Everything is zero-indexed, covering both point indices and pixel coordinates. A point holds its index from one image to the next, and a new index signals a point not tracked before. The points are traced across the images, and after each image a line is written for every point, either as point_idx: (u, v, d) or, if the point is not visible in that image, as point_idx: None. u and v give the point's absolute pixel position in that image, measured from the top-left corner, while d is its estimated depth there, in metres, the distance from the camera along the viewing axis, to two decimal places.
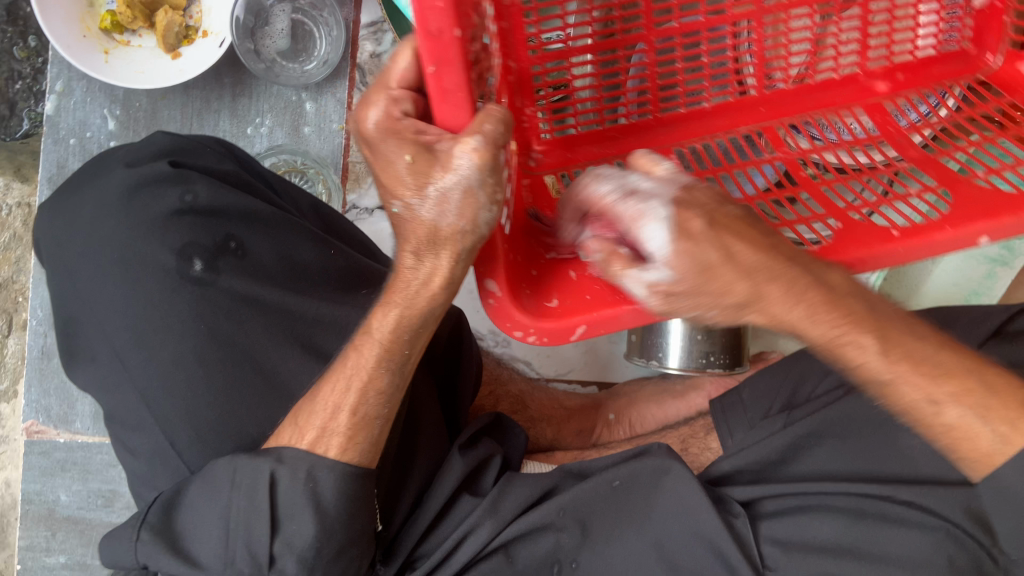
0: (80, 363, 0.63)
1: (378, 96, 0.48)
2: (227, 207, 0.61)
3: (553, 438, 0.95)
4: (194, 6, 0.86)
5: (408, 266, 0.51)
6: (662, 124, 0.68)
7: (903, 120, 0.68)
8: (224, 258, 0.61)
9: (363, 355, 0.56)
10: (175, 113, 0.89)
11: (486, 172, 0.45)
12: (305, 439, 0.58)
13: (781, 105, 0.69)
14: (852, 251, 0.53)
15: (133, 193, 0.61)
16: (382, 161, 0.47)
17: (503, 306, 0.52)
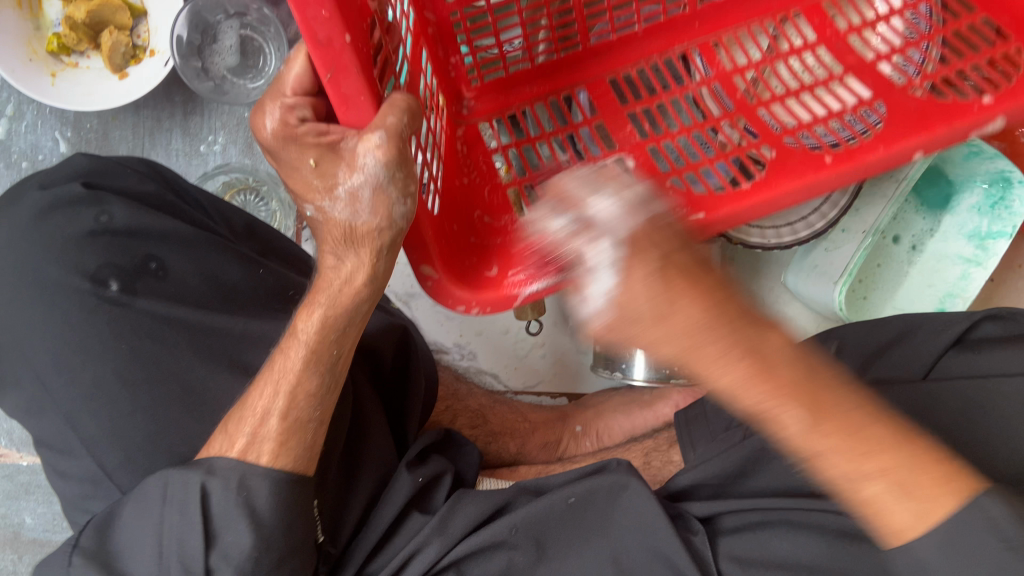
0: (7, 389, 0.61)
1: (274, 105, 0.46)
2: (147, 228, 0.62)
3: (517, 451, 0.93)
4: (142, 25, 0.85)
5: (329, 266, 0.52)
6: (600, 53, 0.73)
7: (844, 22, 0.72)
8: (143, 279, 0.61)
9: (290, 356, 0.56)
10: (127, 133, 0.88)
11: (395, 169, 0.45)
12: (235, 446, 0.55)
13: (716, 19, 0.74)
14: (783, 184, 0.61)
15: (45, 214, 0.61)
16: (289, 165, 0.47)
17: (441, 285, 0.58)
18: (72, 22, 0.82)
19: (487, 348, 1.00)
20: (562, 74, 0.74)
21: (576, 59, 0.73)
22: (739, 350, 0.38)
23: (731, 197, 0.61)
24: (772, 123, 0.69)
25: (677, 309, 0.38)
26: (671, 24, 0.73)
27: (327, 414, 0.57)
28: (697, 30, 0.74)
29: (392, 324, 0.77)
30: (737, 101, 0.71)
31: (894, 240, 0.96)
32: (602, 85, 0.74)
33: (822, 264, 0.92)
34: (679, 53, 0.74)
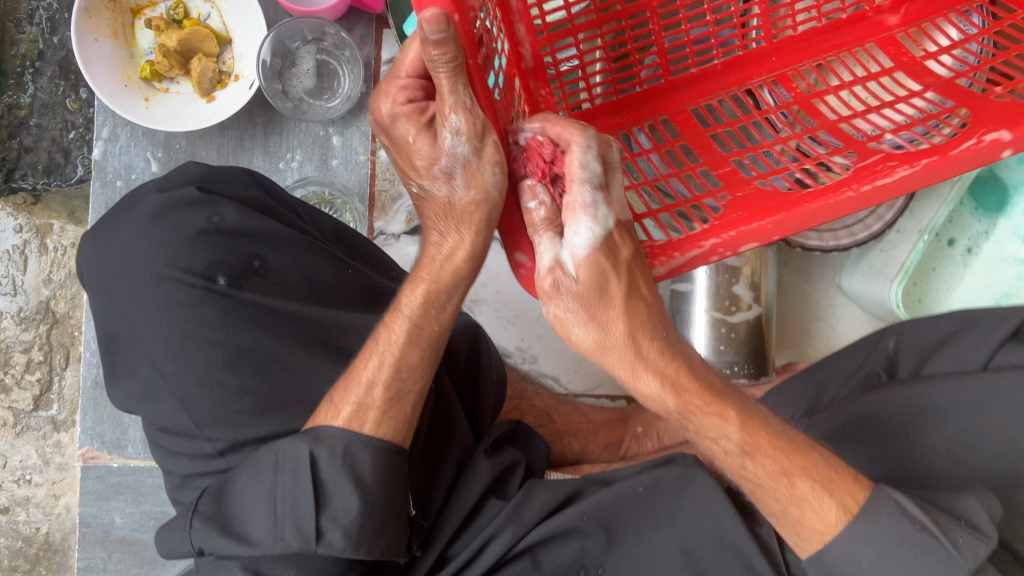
0: (119, 379, 0.68)
1: (392, 84, 0.52)
2: (253, 230, 0.68)
3: (580, 450, 0.96)
4: (227, 53, 0.91)
5: (433, 242, 0.57)
6: (683, 86, 0.76)
7: (918, 50, 0.76)
8: (247, 276, 0.67)
9: (393, 330, 0.60)
10: (212, 152, 0.95)
11: (474, 141, 0.50)
12: (342, 415, 0.59)
13: (792, 53, 0.77)
14: (876, 181, 0.59)
15: (164, 214, 0.67)
16: (396, 148, 0.53)
17: (535, 276, 0.55)
18: (165, 49, 0.88)
19: (548, 352, 1.05)
20: (644, 108, 0.76)
21: (660, 90, 0.76)
22: (637, 335, 0.52)
23: (818, 192, 0.60)
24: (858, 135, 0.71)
25: (602, 319, 0.52)
26: (748, 59, 0.76)
27: (424, 387, 0.62)
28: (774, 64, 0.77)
29: (464, 326, 0.82)
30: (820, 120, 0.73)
31: (950, 244, 0.98)
32: (683, 113, 0.75)
33: (877, 265, 0.96)
34: (760, 83, 0.76)
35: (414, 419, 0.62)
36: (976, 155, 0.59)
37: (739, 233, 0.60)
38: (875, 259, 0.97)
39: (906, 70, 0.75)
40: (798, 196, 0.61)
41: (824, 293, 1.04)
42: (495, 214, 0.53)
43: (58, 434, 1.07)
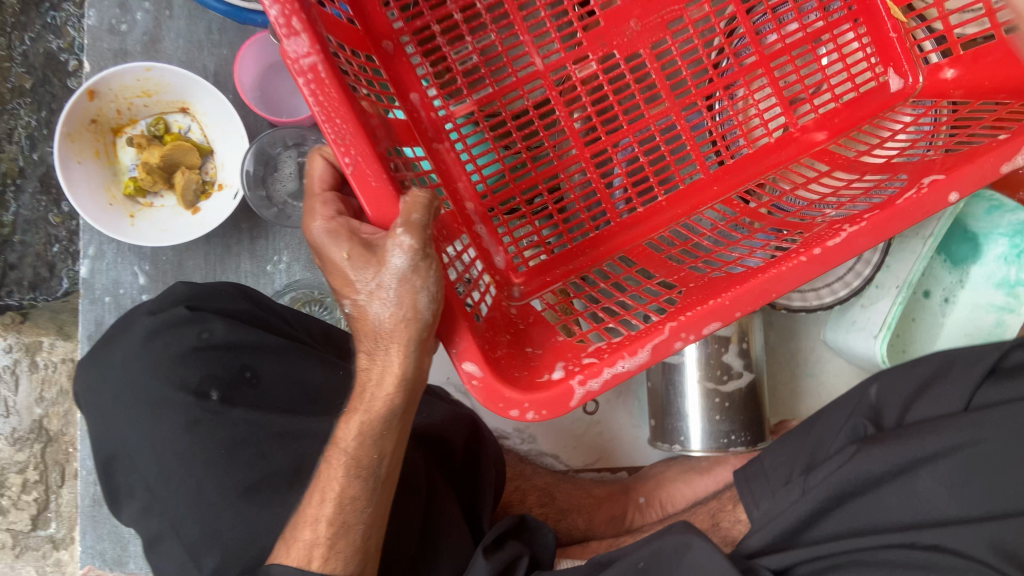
0: (124, 501, 0.68)
1: (319, 203, 0.60)
2: (242, 341, 0.69)
3: (586, 527, 0.97)
4: (209, 162, 0.93)
5: (364, 373, 0.59)
6: (633, 226, 0.87)
7: (847, 155, 0.89)
8: (240, 387, 0.69)
9: (332, 466, 0.62)
10: (199, 261, 0.96)
11: (417, 259, 0.57)
12: (292, 553, 0.61)
13: (732, 180, 0.89)
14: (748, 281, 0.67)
15: (155, 336, 0.69)
16: (334, 269, 0.58)
17: (488, 384, 0.63)
18: (149, 166, 0.90)
19: (545, 432, 1.05)
20: (601, 250, 0.86)
21: (611, 232, 0.87)
22: None
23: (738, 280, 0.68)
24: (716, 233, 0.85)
25: None
26: (689, 192, 0.88)
27: (375, 513, 0.63)
28: (716, 192, 0.88)
29: (458, 418, 0.83)
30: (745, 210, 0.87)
31: (925, 295, 1.02)
32: (643, 249, 0.86)
33: (860, 320, 1.00)
34: (706, 211, 0.88)
35: (366, 546, 0.63)
36: (919, 204, 0.68)
37: (695, 315, 0.66)
38: (857, 316, 1.01)
39: (845, 169, 0.89)
40: (752, 275, 0.69)
41: (811, 349, 1.09)
42: (425, 334, 0.58)
43: (58, 552, 1.08)
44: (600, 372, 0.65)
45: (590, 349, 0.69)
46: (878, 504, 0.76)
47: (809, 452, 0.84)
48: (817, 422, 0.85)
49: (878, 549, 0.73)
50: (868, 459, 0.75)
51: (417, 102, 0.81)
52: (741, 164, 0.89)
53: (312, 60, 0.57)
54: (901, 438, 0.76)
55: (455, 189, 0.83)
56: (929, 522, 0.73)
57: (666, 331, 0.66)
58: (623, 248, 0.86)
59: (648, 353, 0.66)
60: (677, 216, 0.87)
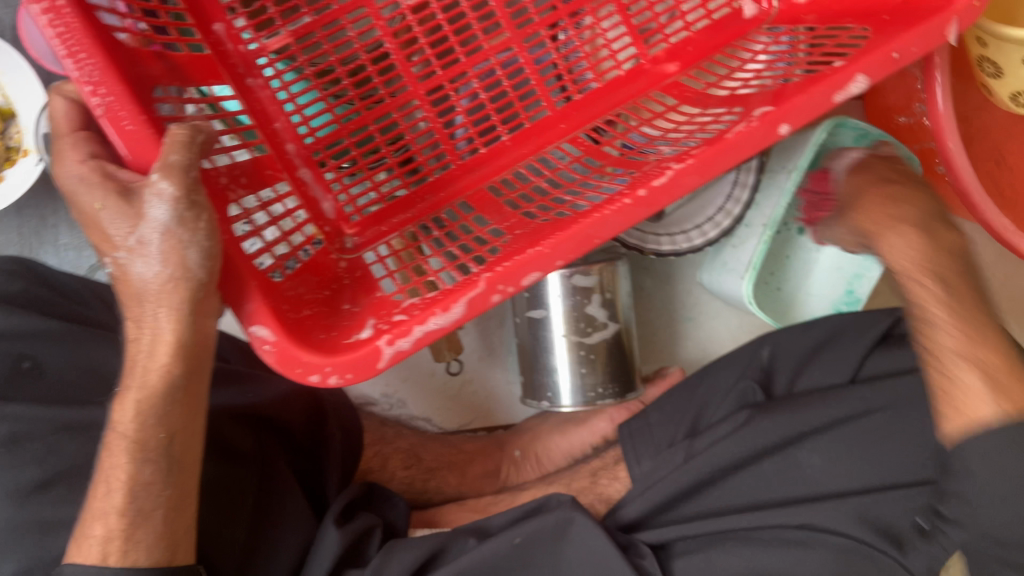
0: None
1: (70, 146, 0.53)
2: (19, 328, 0.62)
3: (458, 485, 0.92)
4: (13, 127, 0.85)
5: (134, 347, 0.54)
6: (475, 168, 0.82)
7: (698, 86, 0.85)
8: (19, 380, 0.62)
9: (117, 454, 0.56)
10: (11, 237, 0.87)
11: (184, 208, 0.49)
12: (84, 551, 0.56)
13: (578, 116, 0.84)
14: (573, 225, 0.63)
15: None
16: (92, 221, 0.51)
17: (282, 348, 0.59)
18: None
19: (416, 395, 0.99)
20: (437, 195, 0.82)
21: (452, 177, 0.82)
22: None
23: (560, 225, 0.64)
24: (553, 183, 0.79)
25: None
26: (535, 130, 0.84)
27: (176, 496, 0.58)
28: (562, 131, 0.84)
29: (295, 395, 0.77)
30: (588, 149, 0.82)
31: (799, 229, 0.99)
32: (484, 193, 0.82)
33: (731, 261, 0.96)
34: (551, 149, 0.83)
35: (172, 529, 0.58)
36: (749, 138, 0.63)
37: (513, 265, 0.63)
38: (728, 257, 0.97)
39: (692, 103, 0.84)
40: (575, 219, 0.65)
41: (688, 291, 1.05)
42: (200, 295, 0.52)
43: None
44: (411, 331, 0.62)
45: (404, 305, 0.66)
46: (753, 471, 0.78)
47: (694, 414, 0.87)
48: (707, 380, 0.89)
49: (754, 528, 0.76)
50: (753, 431, 0.78)
51: (223, 33, 0.73)
52: (588, 101, 0.85)
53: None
54: (790, 408, 0.79)
55: (272, 130, 0.76)
56: (810, 496, 0.76)
57: (482, 284, 0.62)
58: (463, 192, 0.82)
59: (462, 308, 0.62)
60: (522, 156, 0.83)
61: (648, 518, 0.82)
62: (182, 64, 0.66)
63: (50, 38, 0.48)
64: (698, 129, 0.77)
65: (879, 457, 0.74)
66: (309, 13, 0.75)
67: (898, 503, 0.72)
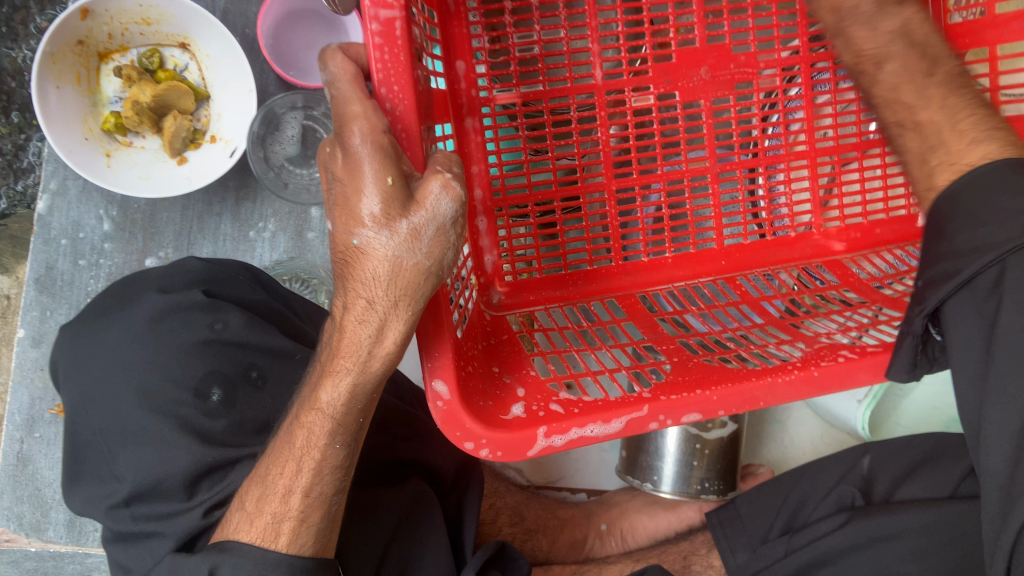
0: (85, 491, 0.60)
1: (365, 105, 0.48)
2: (253, 340, 0.62)
3: (548, 550, 0.94)
4: (203, 109, 0.83)
5: (354, 324, 0.50)
6: (631, 272, 0.81)
7: (862, 274, 0.81)
8: (243, 387, 0.61)
9: (312, 431, 0.54)
10: (175, 215, 0.86)
11: (457, 209, 0.50)
12: (257, 526, 0.55)
13: (740, 259, 0.82)
14: (749, 384, 0.63)
15: (162, 318, 0.60)
16: (354, 178, 0.48)
17: (450, 407, 0.58)
18: (138, 106, 0.80)
19: None
20: (590, 288, 0.80)
21: (608, 273, 0.80)
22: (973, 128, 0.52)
23: (758, 372, 0.64)
24: (700, 323, 0.76)
25: (961, 122, 0.52)
26: (697, 257, 0.82)
27: (348, 479, 0.57)
28: (722, 267, 0.82)
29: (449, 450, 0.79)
30: (742, 292, 0.79)
31: None
32: (632, 300, 0.79)
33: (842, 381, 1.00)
34: (707, 282, 0.81)
35: (332, 518, 0.58)
36: None
37: (678, 401, 0.62)
38: None
39: (855, 290, 0.78)
40: (744, 373, 0.65)
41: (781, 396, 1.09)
42: (434, 290, 0.51)
43: None
44: (568, 430, 0.61)
45: (563, 395, 0.65)
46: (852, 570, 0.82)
47: (792, 510, 0.89)
48: (806, 481, 0.90)
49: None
50: (853, 531, 0.82)
51: (461, 71, 0.74)
52: (756, 249, 0.83)
53: (391, 16, 0.51)
54: (889, 513, 0.82)
55: (470, 172, 0.75)
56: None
57: (645, 408, 0.62)
58: (615, 292, 0.80)
59: (620, 424, 0.62)
60: (679, 277, 0.81)
61: None
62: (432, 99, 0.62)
63: (371, 58, 0.52)
64: (856, 322, 0.73)
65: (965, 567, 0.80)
66: (544, 83, 0.77)
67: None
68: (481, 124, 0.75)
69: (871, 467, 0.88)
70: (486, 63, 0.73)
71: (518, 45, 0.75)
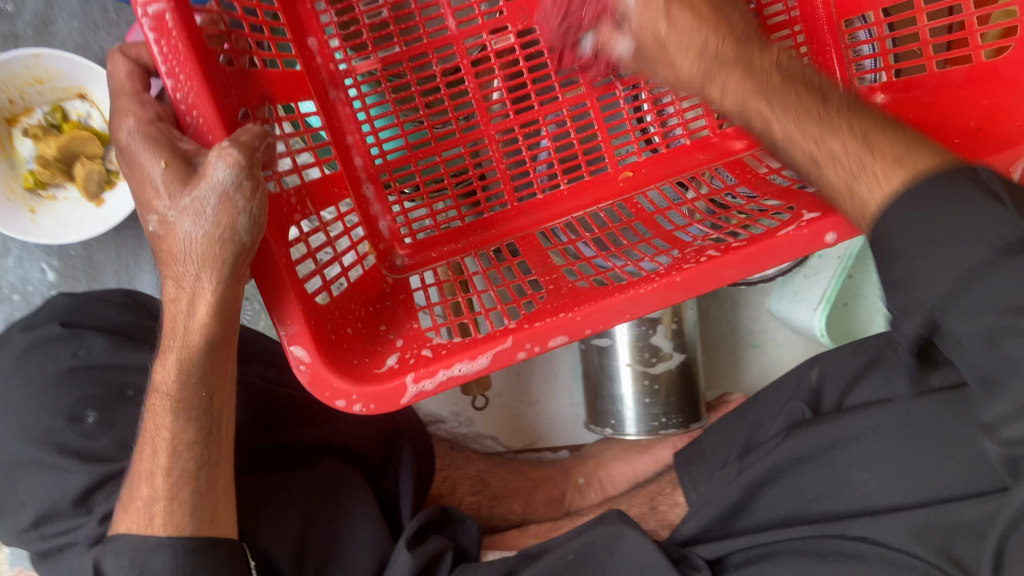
0: (5, 516, 0.66)
1: (133, 103, 0.52)
2: (122, 363, 0.68)
3: (523, 510, 0.96)
4: (112, 151, 0.89)
5: (171, 300, 0.53)
6: (528, 211, 0.79)
7: (762, 168, 0.77)
8: (121, 405, 0.67)
9: (159, 413, 0.57)
10: (111, 253, 0.92)
11: (241, 175, 0.49)
12: (135, 511, 0.59)
13: (637, 177, 0.80)
14: (608, 299, 0.59)
15: (26, 354, 0.68)
16: (136, 167, 0.50)
17: (314, 369, 0.58)
18: (45, 159, 0.87)
19: (484, 415, 1.01)
20: (489, 233, 0.79)
21: (505, 216, 0.79)
22: (839, 137, 0.49)
23: (622, 287, 0.60)
24: (591, 249, 0.75)
25: (853, 149, 0.48)
26: (593, 183, 0.80)
27: (213, 452, 0.60)
28: (621, 188, 0.79)
29: (370, 428, 0.81)
30: (638, 211, 0.77)
31: None
32: (531, 238, 0.78)
33: (802, 292, 0.96)
34: (605, 207, 0.79)
35: (210, 492, 0.60)
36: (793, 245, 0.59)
37: (540, 325, 0.60)
38: (800, 286, 0.98)
39: (750, 185, 0.75)
40: (609, 291, 0.61)
41: (754, 319, 1.06)
42: (241, 258, 0.52)
43: None
44: (436, 372, 0.59)
45: (435, 341, 0.64)
46: (807, 484, 0.79)
47: (748, 434, 0.87)
48: (759, 404, 0.88)
49: (810, 538, 0.77)
50: (794, 445, 0.80)
51: (315, 48, 0.72)
52: (652, 163, 0.80)
53: (158, 8, 0.49)
54: (835, 420, 0.78)
55: (342, 144, 0.75)
56: (855, 512, 0.77)
57: (509, 340, 0.60)
58: (514, 233, 0.79)
59: (487, 360, 0.59)
60: (578, 207, 0.79)
61: (704, 534, 0.84)
62: (254, 80, 0.61)
63: (153, 53, 0.50)
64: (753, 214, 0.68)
65: (920, 462, 0.73)
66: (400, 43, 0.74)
67: (959, 512, 0.71)
68: (347, 95, 0.74)
69: (819, 378, 0.85)
70: (337, 37, 0.71)
71: (364, 12, 0.72)
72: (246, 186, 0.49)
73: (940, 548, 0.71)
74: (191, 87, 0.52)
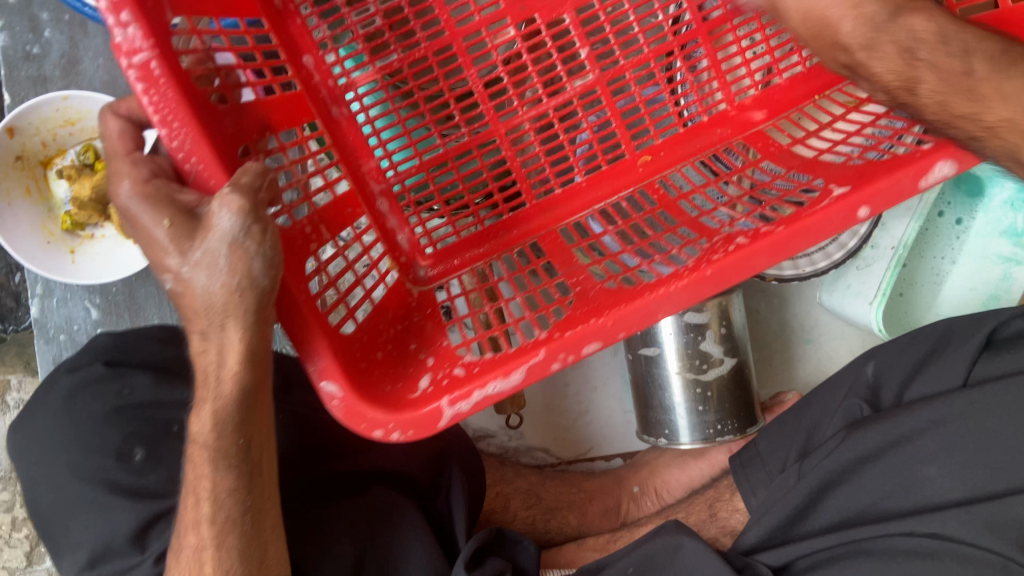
0: (63, 558, 0.67)
1: (127, 164, 0.51)
2: (167, 399, 0.70)
3: (579, 523, 0.94)
4: None
5: (199, 352, 0.51)
6: (549, 208, 0.77)
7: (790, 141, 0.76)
8: (168, 442, 0.69)
9: (199, 465, 0.56)
10: (151, 288, 0.93)
11: (248, 219, 0.47)
12: (188, 560, 0.59)
13: (658, 163, 0.78)
14: (646, 298, 0.58)
15: (74, 395, 0.70)
16: (141, 228, 0.48)
17: (348, 403, 0.56)
18: (81, 201, 0.86)
19: (534, 426, 1.00)
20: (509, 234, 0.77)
21: (523, 215, 0.77)
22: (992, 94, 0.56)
23: (659, 286, 0.59)
24: (617, 244, 0.72)
25: (1010, 92, 0.55)
26: (612, 172, 0.78)
27: (256, 497, 0.59)
28: (641, 175, 0.77)
29: (417, 451, 0.81)
30: (661, 199, 0.76)
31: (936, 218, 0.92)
32: (553, 235, 0.76)
33: (855, 285, 0.93)
34: (627, 196, 0.77)
35: (259, 531, 0.60)
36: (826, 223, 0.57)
37: (575, 333, 0.57)
38: (852, 278, 0.94)
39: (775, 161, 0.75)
40: (640, 291, 0.60)
41: (805, 313, 1.03)
42: (263, 301, 0.50)
43: None
44: (470, 392, 0.57)
45: (468, 357, 0.63)
46: (871, 485, 0.77)
47: (805, 436, 0.85)
48: (815, 403, 0.86)
49: (879, 537, 0.74)
50: (857, 444, 0.77)
51: (312, 65, 0.69)
52: (670, 145, 0.78)
53: (143, 58, 0.47)
54: (894, 416, 0.76)
55: (350, 161, 0.72)
56: (923, 508, 0.74)
57: (542, 351, 0.57)
58: (536, 233, 0.77)
59: (522, 375, 0.57)
60: (599, 199, 0.77)
61: (768, 541, 0.81)
62: (250, 111, 0.59)
63: (143, 105, 0.48)
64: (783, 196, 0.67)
65: (993, 452, 0.72)
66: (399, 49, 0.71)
67: None
68: (349, 110, 0.71)
69: (875, 373, 0.83)
70: (334, 50, 0.69)
71: (356, 19, 0.69)
72: (253, 226, 0.48)
73: (1015, 539, 0.69)
74: (184, 129, 0.50)
